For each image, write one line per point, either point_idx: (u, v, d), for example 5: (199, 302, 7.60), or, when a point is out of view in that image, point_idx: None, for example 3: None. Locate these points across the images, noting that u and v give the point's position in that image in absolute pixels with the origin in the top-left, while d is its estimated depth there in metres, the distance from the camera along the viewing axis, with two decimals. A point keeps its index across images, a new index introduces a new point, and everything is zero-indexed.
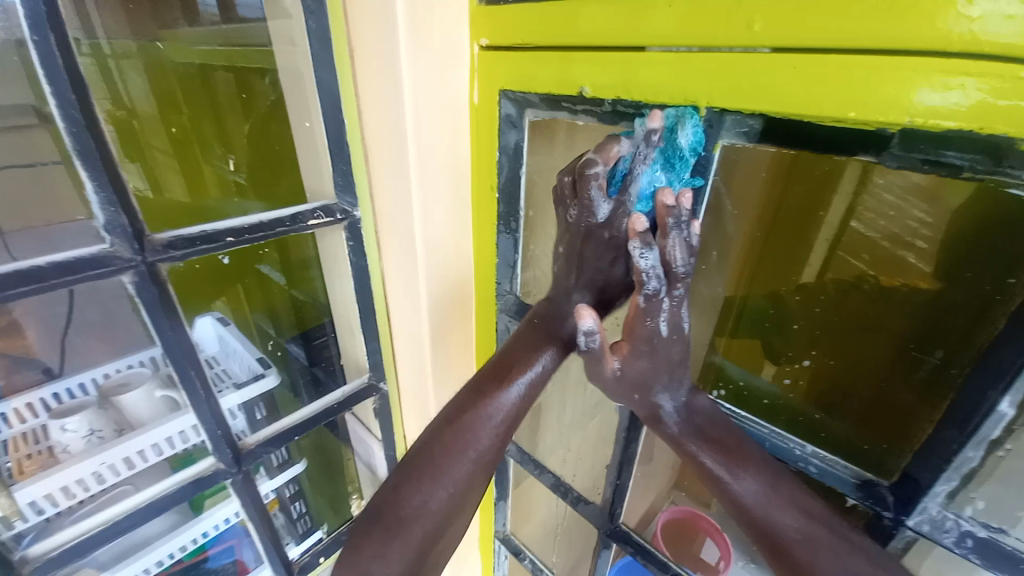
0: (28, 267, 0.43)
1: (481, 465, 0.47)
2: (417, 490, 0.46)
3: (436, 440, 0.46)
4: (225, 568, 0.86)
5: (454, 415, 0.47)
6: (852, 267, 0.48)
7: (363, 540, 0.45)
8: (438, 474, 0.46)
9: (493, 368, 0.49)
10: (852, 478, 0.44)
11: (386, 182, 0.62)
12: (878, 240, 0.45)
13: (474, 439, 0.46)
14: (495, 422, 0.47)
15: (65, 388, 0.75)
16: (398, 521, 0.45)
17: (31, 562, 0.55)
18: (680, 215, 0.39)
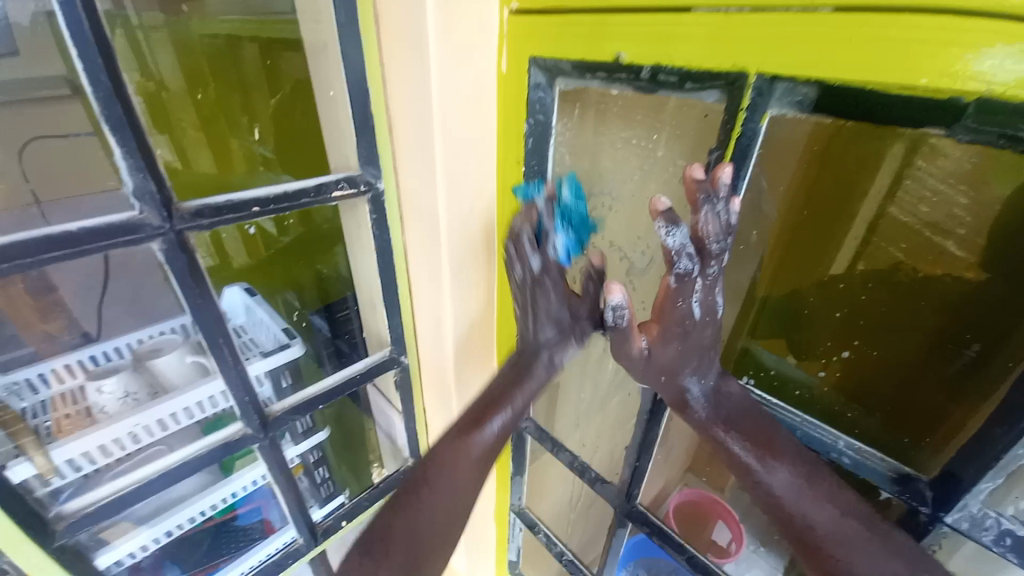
0: (62, 233, 0.43)
1: (458, 500, 0.55)
2: (407, 512, 0.54)
3: (422, 478, 0.55)
4: (254, 527, 0.89)
5: (439, 450, 0.56)
6: (887, 256, 0.43)
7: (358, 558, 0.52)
8: (420, 509, 0.54)
9: (472, 413, 0.57)
10: (888, 472, 0.42)
11: (411, 156, 0.61)
12: (915, 226, 0.41)
13: (453, 473, 0.55)
14: (472, 458, 0.55)
15: (102, 352, 0.79)
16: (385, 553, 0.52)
17: (66, 519, 0.57)
18: (710, 191, 0.38)
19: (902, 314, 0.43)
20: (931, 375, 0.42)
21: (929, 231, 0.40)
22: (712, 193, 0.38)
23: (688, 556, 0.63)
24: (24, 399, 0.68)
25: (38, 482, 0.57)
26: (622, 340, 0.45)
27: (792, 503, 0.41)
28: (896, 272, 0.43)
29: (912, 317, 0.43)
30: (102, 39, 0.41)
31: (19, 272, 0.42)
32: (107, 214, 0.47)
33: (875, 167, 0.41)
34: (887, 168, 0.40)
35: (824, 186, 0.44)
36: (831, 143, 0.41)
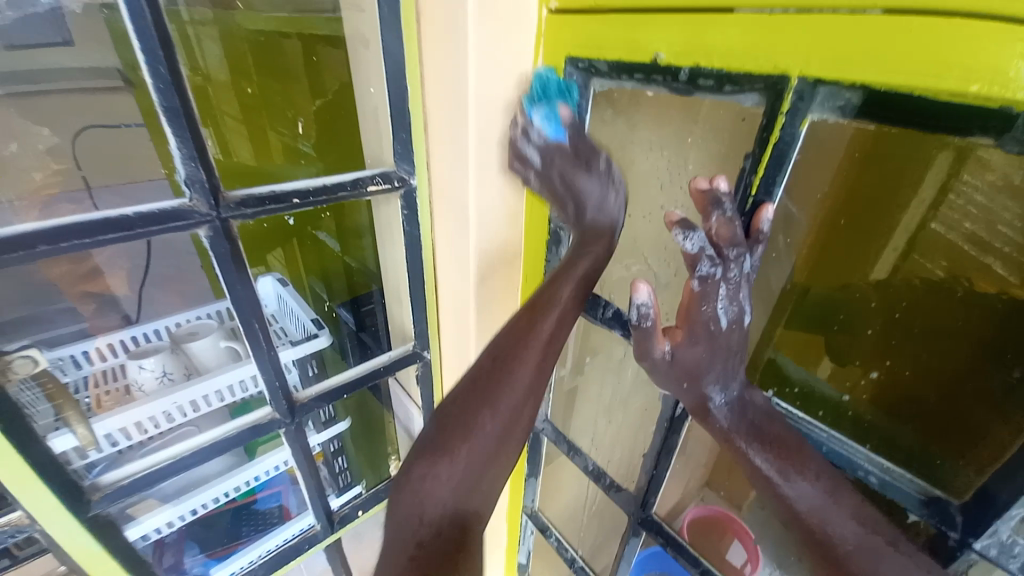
0: (116, 217, 0.45)
1: (524, 400, 0.49)
2: (469, 416, 0.47)
3: (484, 370, 0.48)
4: (271, 512, 0.92)
5: (495, 348, 0.49)
6: (926, 271, 0.43)
7: (413, 466, 0.47)
8: (487, 401, 0.47)
9: (535, 299, 0.50)
10: (918, 494, 0.41)
11: (444, 152, 0.62)
12: (959, 243, 0.40)
13: (520, 362, 0.48)
14: (540, 344, 0.48)
15: (143, 333, 0.83)
16: (450, 443, 0.46)
17: (102, 489, 0.60)
18: (718, 198, 0.39)
19: (946, 327, 0.42)
20: (971, 390, 0.41)
21: (973, 249, 0.39)
22: (721, 200, 0.39)
23: (703, 569, 0.62)
24: (66, 374, 0.72)
25: (77, 455, 0.60)
26: (645, 341, 0.43)
27: (815, 516, 0.40)
28: (944, 286, 0.42)
29: (954, 331, 0.42)
30: (163, 32, 0.43)
31: (74, 251, 0.44)
32: (157, 200, 0.50)
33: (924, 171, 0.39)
34: (932, 180, 0.39)
35: (864, 196, 0.44)
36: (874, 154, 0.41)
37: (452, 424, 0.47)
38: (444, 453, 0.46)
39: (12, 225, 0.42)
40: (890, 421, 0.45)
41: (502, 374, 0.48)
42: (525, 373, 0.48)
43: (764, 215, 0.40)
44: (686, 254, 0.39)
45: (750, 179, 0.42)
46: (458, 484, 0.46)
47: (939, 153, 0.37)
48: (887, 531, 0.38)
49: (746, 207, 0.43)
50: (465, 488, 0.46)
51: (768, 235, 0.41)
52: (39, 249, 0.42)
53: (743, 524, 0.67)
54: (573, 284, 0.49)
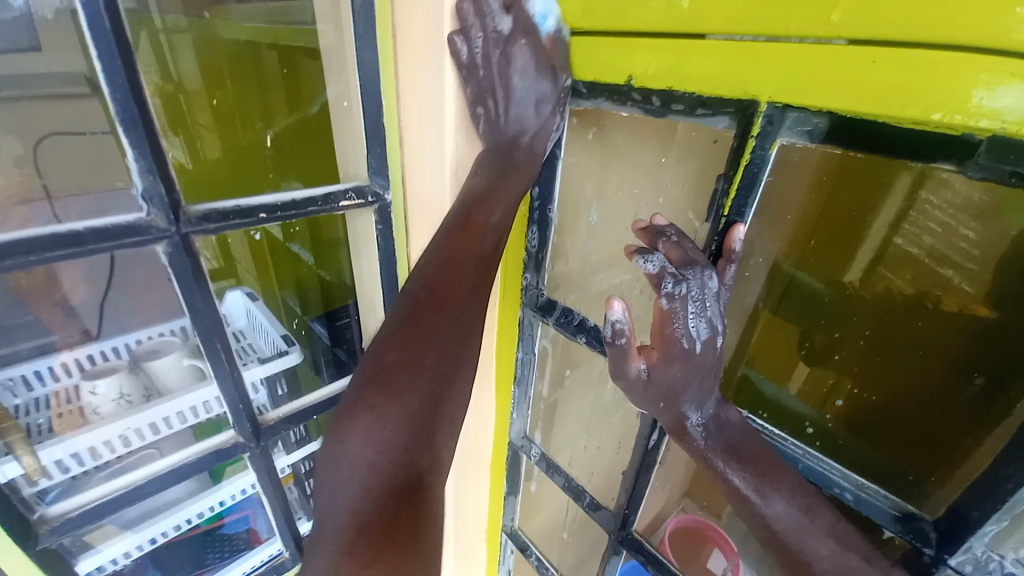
0: (68, 232, 0.43)
1: (465, 326, 0.49)
2: (409, 355, 0.45)
3: (421, 300, 0.47)
4: (239, 536, 0.87)
5: (426, 269, 0.48)
6: (890, 284, 0.46)
7: (351, 424, 0.44)
8: (426, 330, 0.46)
9: (462, 214, 0.50)
10: (891, 510, 0.41)
11: (420, 165, 0.61)
12: (918, 258, 0.43)
13: (455, 285, 0.48)
14: (472, 260, 0.49)
15: (102, 350, 0.79)
16: (391, 390, 0.45)
17: (50, 521, 0.56)
18: (661, 229, 0.44)
19: (915, 337, 0.44)
20: (934, 400, 0.43)
21: (933, 264, 0.42)
22: (663, 231, 0.44)
23: None
24: (18, 396, 0.68)
25: (25, 482, 0.56)
26: (620, 359, 0.44)
27: (792, 538, 0.40)
28: (915, 302, 0.44)
29: (918, 340, 0.44)
30: (123, 40, 0.41)
31: (22, 268, 0.42)
32: (117, 213, 0.47)
33: (882, 201, 0.42)
34: (891, 206, 0.42)
35: (828, 229, 0.48)
36: (837, 191, 0.44)
37: (393, 360, 0.45)
38: (392, 398, 0.44)
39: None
40: (863, 441, 0.46)
41: (441, 292, 0.47)
42: (468, 293, 0.49)
43: (736, 236, 0.41)
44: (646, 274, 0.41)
45: (722, 201, 0.42)
46: (407, 422, 0.44)
47: (902, 175, 0.37)
48: (855, 548, 0.39)
49: (719, 227, 0.43)
50: (413, 438, 0.45)
51: (740, 254, 0.42)
52: None
53: (721, 533, 0.69)
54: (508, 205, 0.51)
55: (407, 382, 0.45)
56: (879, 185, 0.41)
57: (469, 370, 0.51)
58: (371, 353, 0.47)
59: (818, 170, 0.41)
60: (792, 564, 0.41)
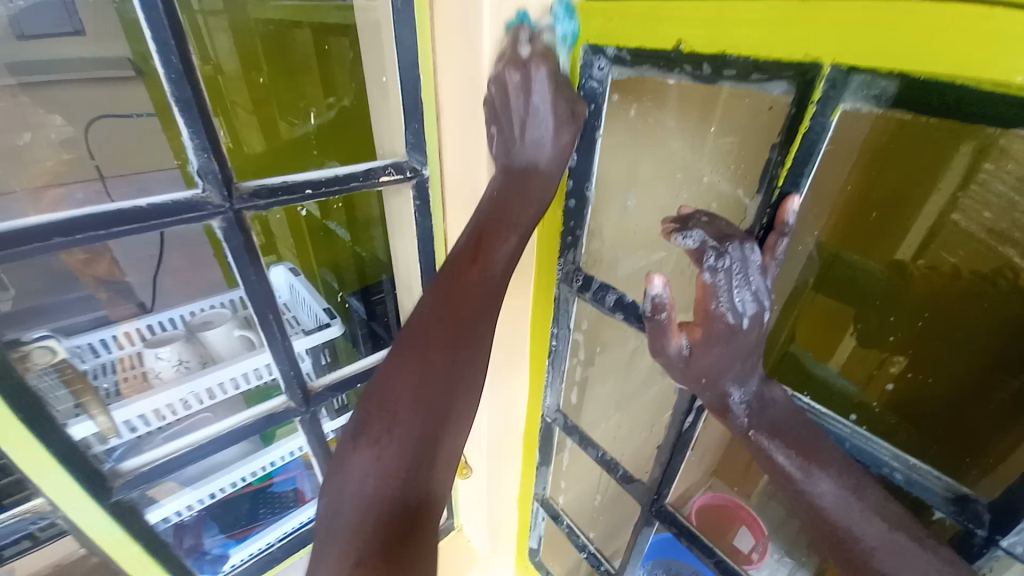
0: (131, 208, 0.45)
1: (477, 357, 0.51)
2: (410, 377, 0.47)
3: (430, 319, 0.50)
4: (286, 496, 0.92)
5: (437, 292, 0.51)
6: (943, 263, 0.41)
7: (350, 450, 0.45)
8: (433, 347, 0.48)
9: (471, 244, 0.53)
10: (944, 492, 0.41)
11: (459, 143, 0.62)
12: (978, 236, 0.38)
13: (469, 300, 0.51)
14: (491, 271, 0.53)
15: (158, 322, 0.84)
16: (381, 419, 0.45)
17: (122, 475, 0.62)
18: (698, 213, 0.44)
19: (972, 324, 0.41)
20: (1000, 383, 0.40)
21: (993, 241, 0.38)
22: (701, 214, 0.43)
23: (718, 560, 0.64)
24: (86, 361, 0.73)
25: (96, 440, 0.61)
26: (661, 334, 0.45)
27: (838, 518, 0.40)
28: (981, 282, 0.39)
29: (974, 324, 0.41)
30: (174, 22, 0.42)
31: (91, 242, 0.44)
32: (172, 191, 0.49)
33: (941, 169, 0.38)
34: (950, 179, 0.38)
35: (870, 205, 0.43)
36: (885, 161, 0.41)
37: (393, 386, 0.47)
38: (385, 434, 0.44)
39: (21, 219, 0.42)
40: (919, 435, 0.44)
41: (451, 312, 0.50)
42: (478, 321, 0.51)
43: (790, 207, 0.39)
44: (682, 251, 0.41)
45: (777, 171, 0.41)
46: (405, 472, 0.44)
47: (962, 148, 0.37)
48: (903, 528, 0.38)
49: (772, 199, 0.41)
50: (415, 469, 0.44)
51: (793, 226, 0.40)
52: (54, 241, 0.42)
53: (751, 512, 0.66)
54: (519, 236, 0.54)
55: (407, 425, 0.45)
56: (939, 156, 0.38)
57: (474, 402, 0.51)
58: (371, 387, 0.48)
59: (869, 146, 0.40)
60: (836, 542, 0.40)
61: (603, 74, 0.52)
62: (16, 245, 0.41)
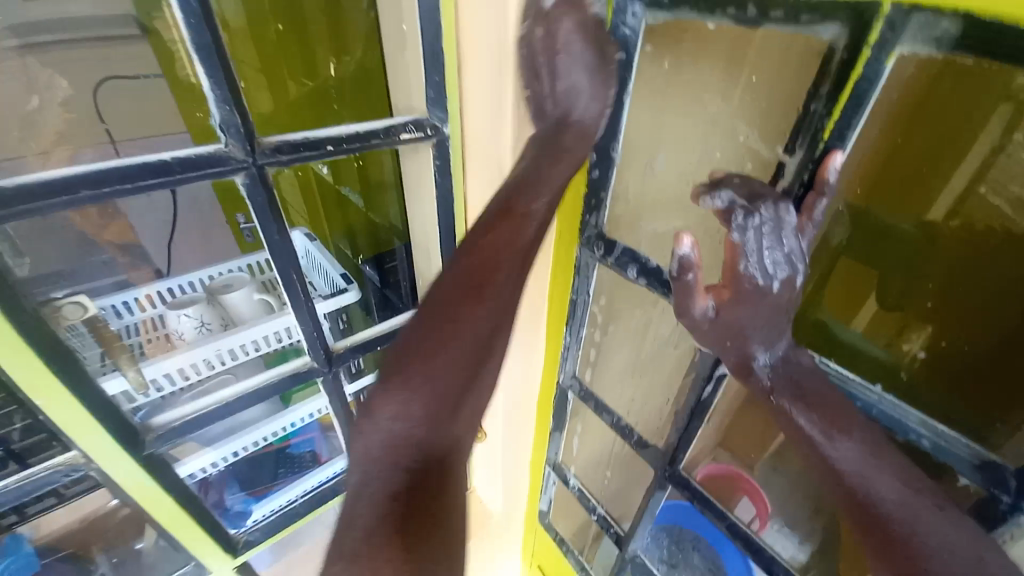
0: (158, 161, 0.45)
1: (500, 315, 0.50)
2: (441, 332, 0.46)
3: (461, 274, 0.48)
4: (305, 457, 0.95)
5: (473, 246, 0.49)
6: (964, 236, 0.40)
7: (377, 395, 0.44)
8: (471, 297, 0.48)
9: (500, 204, 0.50)
10: (971, 459, 0.42)
11: (481, 98, 0.60)
12: (1002, 210, 0.37)
13: (503, 255, 0.50)
14: (526, 227, 0.51)
15: (178, 286, 0.84)
16: (410, 371, 0.45)
17: (154, 430, 0.63)
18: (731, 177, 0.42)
19: (1000, 295, 0.40)
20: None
21: (1017, 215, 0.37)
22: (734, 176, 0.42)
23: (729, 522, 0.66)
24: (110, 322, 0.74)
25: (127, 398, 0.64)
26: (685, 295, 0.44)
27: (856, 476, 0.40)
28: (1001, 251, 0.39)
29: (1004, 294, 0.40)
30: None
31: (119, 196, 0.44)
32: (193, 144, 0.48)
33: (969, 137, 0.37)
34: (978, 148, 0.37)
35: (892, 176, 0.42)
36: (910, 126, 0.39)
37: (424, 335, 0.46)
38: (413, 385, 0.44)
39: (42, 173, 0.41)
40: (943, 391, 0.44)
41: (479, 273, 0.49)
42: (503, 282, 0.50)
43: (832, 164, 0.38)
44: (708, 210, 0.40)
45: (822, 123, 0.40)
46: (429, 421, 0.44)
47: (997, 109, 0.35)
48: (925, 491, 0.39)
49: (816, 153, 0.41)
50: (439, 419, 0.45)
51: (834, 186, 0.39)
52: (82, 193, 0.42)
53: (753, 484, 0.66)
54: (548, 194, 0.52)
55: (437, 374, 0.45)
56: (970, 124, 0.37)
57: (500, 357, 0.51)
58: (403, 331, 0.47)
59: (896, 113, 0.39)
60: (855, 503, 0.41)
61: (637, 22, 0.50)
62: (44, 197, 0.40)
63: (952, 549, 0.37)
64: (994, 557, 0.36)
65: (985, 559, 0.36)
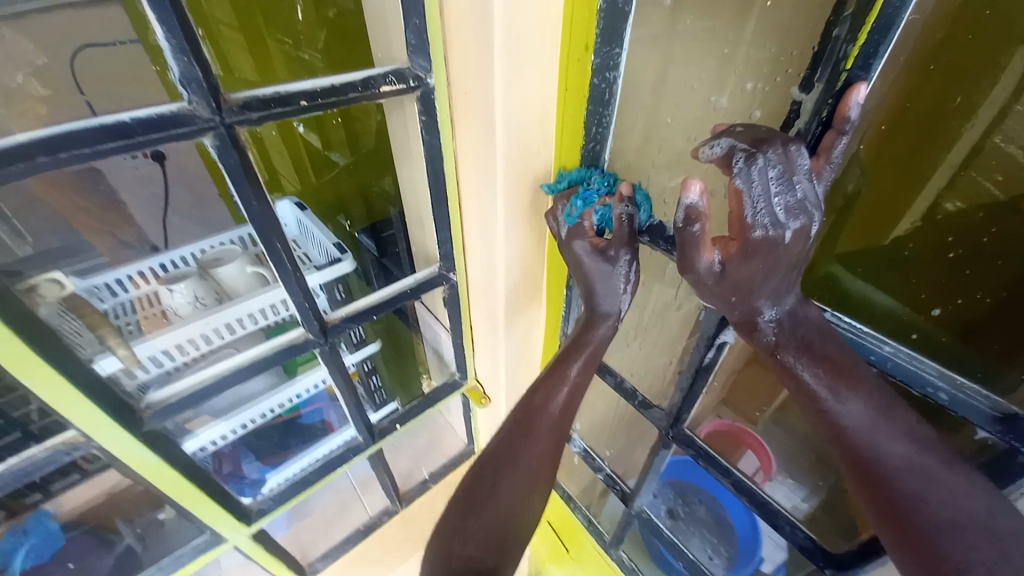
0: (115, 123, 0.41)
1: (541, 464, 0.57)
2: (490, 491, 0.56)
3: (523, 412, 0.57)
4: (315, 426, 0.98)
5: (520, 411, 0.57)
6: (981, 190, 0.38)
7: (452, 516, 0.57)
8: (513, 466, 0.56)
9: (551, 367, 0.58)
10: (991, 411, 0.40)
11: (466, 44, 0.54)
12: (1017, 158, 0.36)
13: (543, 416, 0.56)
14: (558, 407, 0.56)
15: (170, 260, 0.82)
16: (479, 503, 0.56)
17: (153, 407, 0.63)
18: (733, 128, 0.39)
19: (1015, 250, 0.38)
20: None
21: None
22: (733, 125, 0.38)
23: (734, 480, 0.64)
24: (105, 301, 0.72)
25: (125, 375, 0.62)
26: (692, 249, 0.40)
27: (862, 435, 0.39)
28: (1010, 205, 0.37)
29: (1017, 249, 0.38)
30: None
31: (80, 162, 0.41)
32: (156, 103, 0.45)
33: (994, 77, 0.35)
34: (1001, 90, 0.35)
35: (915, 118, 0.40)
36: (942, 57, 0.37)
37: (480, 488, 0.57)
38: (476, 512, 0.56)
39: (18, 134, 0.39)
40: (963, 346, 0.42)
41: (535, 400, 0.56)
42: (543, 439, 0.56)
43: (854, 99, 0.35)
44: (707, 160, 0.38)
45: (845, 50, 0.35)
46: (485, 548, 0.55)
47: (1022, 48, 0.33)
48: (934, 450, 0.37)
49: (835, 86, 0.37)
50: (498, 533, 0.55)
51: (855, 122, 0.36)
52: (39, 160, 0.39)
53: (756, 437, 0.66)
54: (591, 347, 0.56)
55: (490, 515, 0.56)
56: (994, 62, 0.35)
57: (537, 503, 0.59)
58: (473, 470, 0.59)
59: (920, 50, 0.37)
60: (860, 463, 0.39)
61: None
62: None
63: (960, 510, 0.35)
64: (1008, 518, 0.35)
65: (994, 519, 0.35)
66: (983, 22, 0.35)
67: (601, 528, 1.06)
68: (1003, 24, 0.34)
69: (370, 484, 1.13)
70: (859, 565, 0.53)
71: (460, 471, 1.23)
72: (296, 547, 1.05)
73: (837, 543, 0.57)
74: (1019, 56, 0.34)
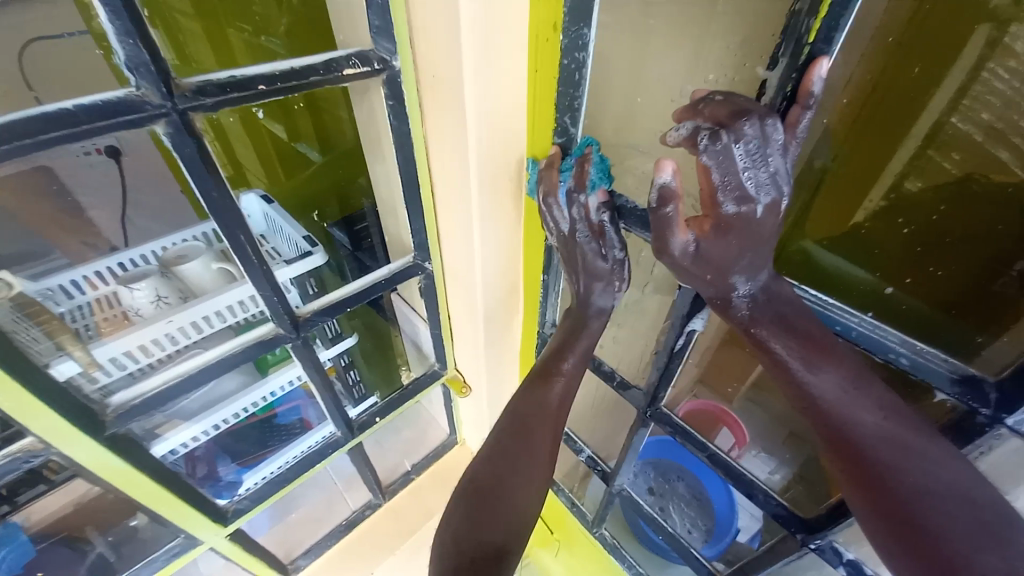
0: (57, 111, 0.39)
1: (544, 458, 0.59)
2: (502, 472, 0.57)
3: (523, 407, 0.61)
4: (293, 425, 0.94)
5: (519, 410, 0.61)
6: (940, 169, 0.40)
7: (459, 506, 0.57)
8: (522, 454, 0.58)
9: (539, 370, 0.62)
10: (951, 374, 0.42)
11: (431, 29, 0.52)
12: (975, 138, 0.38)
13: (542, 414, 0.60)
14: (550, 409, 0.60)
15: (130, 259, 0.78)
16: (493, 492, 0.56)
17: (115, 409, 0.60)
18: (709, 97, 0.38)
19: (974, 227, 0.40)
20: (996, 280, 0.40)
21: (990, 143, 0.37)
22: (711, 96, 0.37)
23: (710, 453, 0.66)
24: (60, 304, 0.68)
25: (85, 380, 0.59)
26: (665, 229, 0.41)
27: (836, 406, 0.41)
28: (963, 184, 0.39)
29: (973, 225, 0.40)
30: None
31: (20, 154, 0.38)
32: (103, 91, 0.42)
33: (948, 61, 0.37)
34: (954, 77, 0.38)
35: (877, 101, 0.42)
36: (899, 39, 0.39)
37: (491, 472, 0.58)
38: (489, 501, 0.55)
39: None
40: (930, 312, 0.44)
41: (533, 393, 0.61)
42: (545, 436, 0.59)
43: (817, 73, 0.35)
44: (674, 143, 0.39)
45: (808, 24, 0.36)
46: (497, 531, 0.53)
47: (977, 29, 0.36)
48: (900, 418, 0.39)
49: (800, 60, 0.37)
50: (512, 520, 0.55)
51: (819, 97, 0.36)
52: None
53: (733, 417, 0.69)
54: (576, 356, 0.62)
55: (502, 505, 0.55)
56: (950, 46, 0.37)
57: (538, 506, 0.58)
58: (481, 459, 0.60)
59: (882, 35, 0.40)
60: (833, 432, 0.41)
61: None
62: None
63: (929, 475, 0.37)
64: (979, 489, 0.36)
65: (970, 488, 0.36)
66: (939, 7, 0.37)
67: (584, 509, 1.08)
68: (959, 6, 0.36)
69: (353, 479, 1.12)
70: (827, 528, 0.55)
71: (443, 463, 1.23)
72: (281, 547, 1.03)
73: (812, 510, 0.58)
74: (973, 39, 0.36)
